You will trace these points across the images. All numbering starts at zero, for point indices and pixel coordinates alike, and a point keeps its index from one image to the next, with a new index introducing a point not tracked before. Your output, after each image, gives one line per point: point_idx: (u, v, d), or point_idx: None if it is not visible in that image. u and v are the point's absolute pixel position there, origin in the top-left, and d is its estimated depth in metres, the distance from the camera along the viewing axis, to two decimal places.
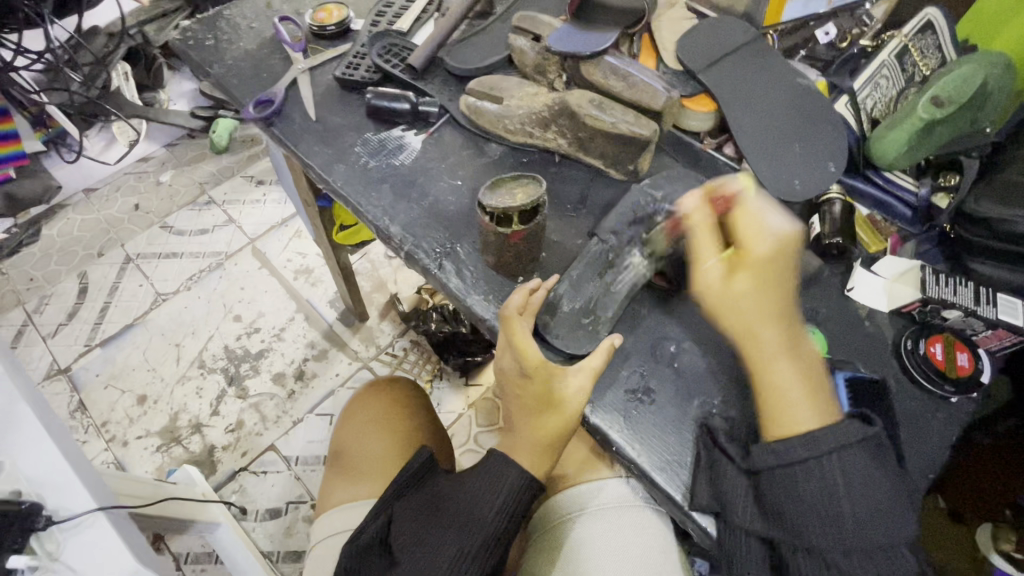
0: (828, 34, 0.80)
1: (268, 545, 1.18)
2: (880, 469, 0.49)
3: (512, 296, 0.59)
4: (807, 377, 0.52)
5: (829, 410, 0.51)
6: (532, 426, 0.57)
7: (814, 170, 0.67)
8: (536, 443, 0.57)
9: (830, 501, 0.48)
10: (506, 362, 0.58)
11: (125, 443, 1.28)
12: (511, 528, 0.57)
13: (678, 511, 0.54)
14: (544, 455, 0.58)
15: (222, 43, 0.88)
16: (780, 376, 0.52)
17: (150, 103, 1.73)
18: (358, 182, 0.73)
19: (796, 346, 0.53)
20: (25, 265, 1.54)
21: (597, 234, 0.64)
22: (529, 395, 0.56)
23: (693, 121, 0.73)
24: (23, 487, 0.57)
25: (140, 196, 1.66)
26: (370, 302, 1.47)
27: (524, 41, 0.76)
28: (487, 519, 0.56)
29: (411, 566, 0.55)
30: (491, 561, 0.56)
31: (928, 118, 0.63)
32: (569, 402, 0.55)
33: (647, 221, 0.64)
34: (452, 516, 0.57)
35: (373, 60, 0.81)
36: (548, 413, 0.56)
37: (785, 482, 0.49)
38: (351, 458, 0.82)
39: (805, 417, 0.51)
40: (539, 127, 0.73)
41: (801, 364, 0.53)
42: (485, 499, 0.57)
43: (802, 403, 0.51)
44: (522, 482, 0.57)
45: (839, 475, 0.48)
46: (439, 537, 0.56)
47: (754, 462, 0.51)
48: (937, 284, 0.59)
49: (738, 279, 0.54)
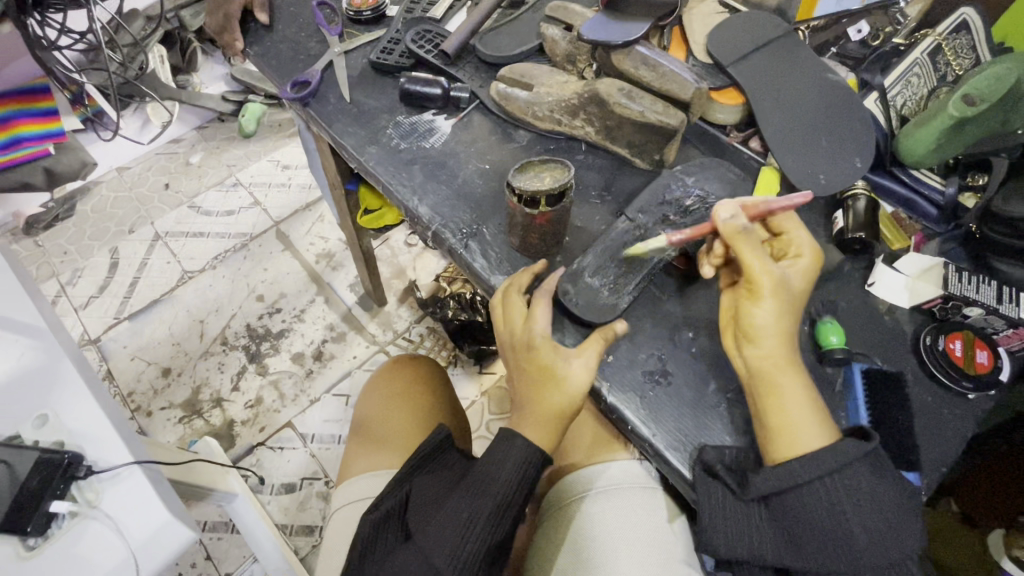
0: (859, 31, 0.80)
1: (282, 517, 1.22)
2: (884, 485, 0.49)
3: (500, 287, 0.64)
4: (813, 400, 0.52)
5: (830, 429, 0.51)
6: (538, 399, 0.58)
7: (841, 165, 0.68)
8: (541, 415, 0.58)
9: (841, 528, 0.48)
10: (511, 340, 0.60)
11: (150, 413, 1.33)
12: (520, 498, 0.58)
13: (691, 491, 0.55)
14: (551, 425, 0.58)
15: (262, 28, 0.90)
16: (787, 393, 0.52)
17: (183, 86, 1.78)
18: (389, 163, 0.76)
19: (797, 359, 0.53)
20: (61, 238, 1.60)
21: (625, 215, 0.66)
22: (531, 369, 0.58)
23: (721, 113, 0.74)
24: (65, 439, 0.60)
25: (171, 176, 1.72)
26: (389, 288, 1.49)
27: (556, 30, 0.78)
28: (495, 488, 0.57)
29: (421, 535, 0.57)
30: (500, 530, 0.57)
31: (959, 117, 0.62)
32: (575, 374, 0.57)
33: (677, 203, 0.67)
34: (462, 487, 0.59)
35: (407, 45, 0.83)
36: (553, 386, 0.57)
37: (790, 508, 0.49)
38: (370, 429, 0.85)
39: (811, 438, 0.50)
40: (567, 114, 0.74)
41: (807, 379, 0.53)
42: (492, 470, 0.58)
43: (807, 423, 0.51)
44: (530, 452, 0.58)
45: (841, 495, 0.48)
46: (448, 508, 0.57)
47: (754, 490, 0.51)
48: (959, 280, 0.60)
49: (795, 275, 0.55)
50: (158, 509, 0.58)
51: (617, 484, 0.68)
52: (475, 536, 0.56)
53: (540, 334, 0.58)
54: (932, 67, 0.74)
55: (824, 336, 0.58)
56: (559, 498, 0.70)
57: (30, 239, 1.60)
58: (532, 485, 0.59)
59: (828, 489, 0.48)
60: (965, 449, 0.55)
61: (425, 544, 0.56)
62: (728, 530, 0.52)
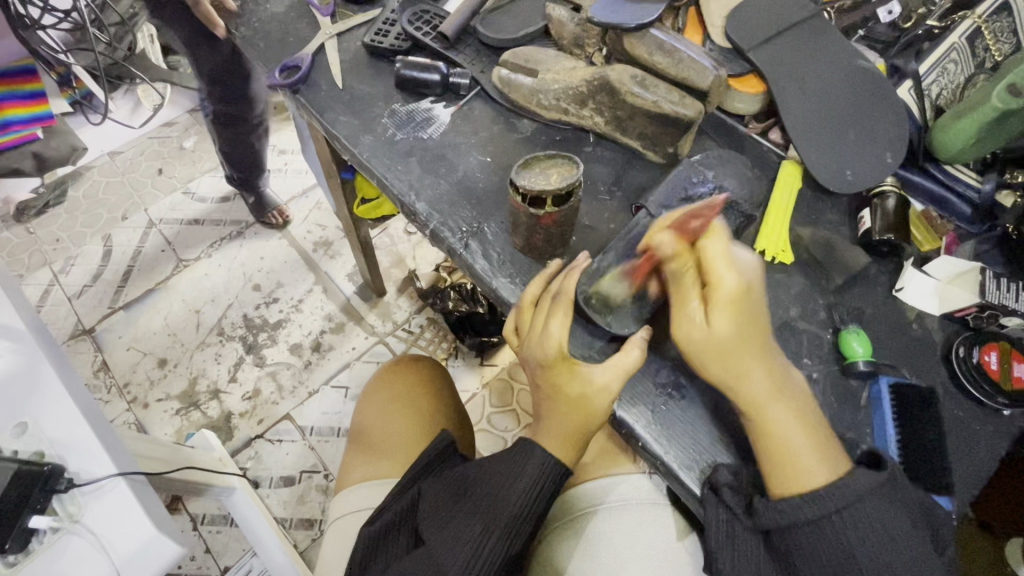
0: (890, 12, 0.74)
1: (282, 511, 1.20)
2: (901, 519, 0.45)
3: (534, 283, 0.59)
4: (809, 429, 0.48)
5: (839, 460, 0.48)
6: (561, 415, 0.55)
7: (868, 160, 0.63)
8: (560, 432, 0.55)
9: (853, 563, 0.45)
10: (530, 351, 0.56)
11: (146, 405, 1.30)
12: (537, 511, 0.55)
13: (697, 505, 0.52)
14: (572, 443, 0.56)
15: (249, 6, 0.84)
16: (780, 425, 0.48)
17: (173, 67, 1.72)
18: (384, 154, 0.71)
19: (788, 380, 0.50)
20: (52, 225, 1.55)
21: (646, 206, 0.61)
22: (556, 383, 0.54)
23: (738, 104, 0.69)
24: (45, 449, 0.56)
25: (164, 161, 1.66)
26: (388, 277, 1.45)
27: (563, 11, 0.73)
28: (511, 499, 0.55)
29: (433, 540, 0.55)
30: (515, 543, 0.54)
31: (1004, 109, 0.57)
32: (602, 393, 0.53)
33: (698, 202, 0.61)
34: (476, 496, 0.57)
35: (403, 27, 0.77)
36: (575, 404, 0.54)
37: (798, 540, 0.46)
38: (371, 435, 0.82)
39: (813, 474, 0.47)
40: (575, 103, 0.69)
41: (805, 401, 0.50)
42: (509, 480, 0.56)
43: (808, 456, 0.47)
44: (547, 468, 0.55)
45: (853, 532, 0.45)
46: (462, 516, 0.55)
47: (759, 520, 0.48)
48: (998, 288, 0.56)
49: (716, 318, 0.48)
50: (143, 525, 0.54)
51: (626, 501, 0.66)
52: (489, 547, 0.53)
53: (559, 349, 0.54)
54: (970, 53, 0.68)
55: (848, 346, 0.56)
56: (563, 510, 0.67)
57: (21, 226, 1.55)
58: (548, 500, 0.56)
59: (840, 525, 0.45)
60: (997, 466, 0.52)
61: (436, 552, 0.54)
62: (736, 559, 0.49)
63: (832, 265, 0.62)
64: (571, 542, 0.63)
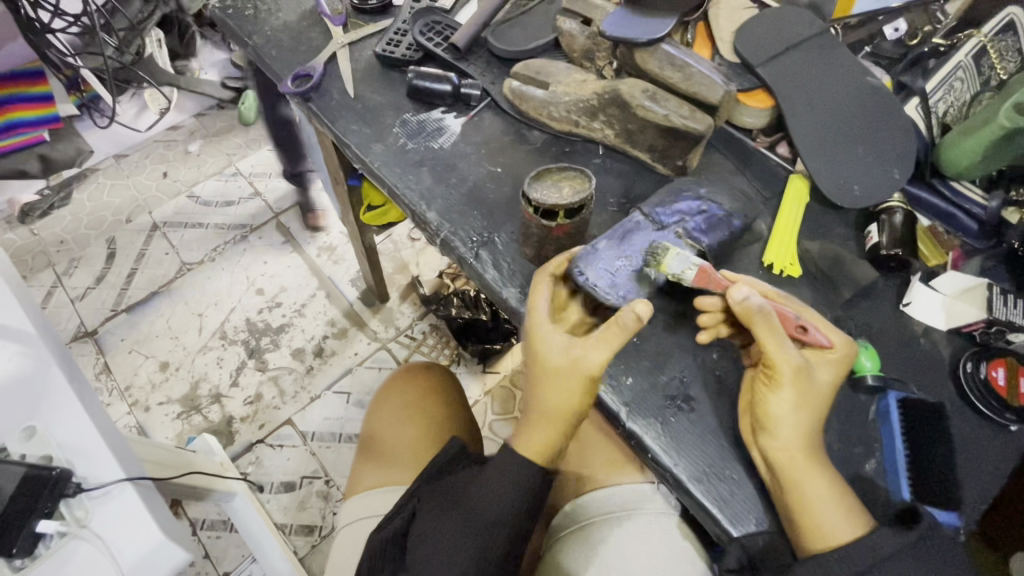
0: (897, 30, 0.76)
1: (282, 517, 1.19)
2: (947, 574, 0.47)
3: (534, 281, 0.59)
4: (835, 488, 0.50)
5: (863, 517, 0.49)
6: (554, 389, 0.54)
7: (877, 175, 0.64)
8: (556, 405, 0.55)
9: None
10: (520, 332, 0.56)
11: (148, 408, 1.30)
12: (530, 511, 0.57)
13: (723, 537, 0.52)
14: (568, 417, 0.55)
15: (262, 14, 0.85)
16: (809, 482, 0.49)
17: (180, 72, 1.74)
18: (395, 164, 0.72)
19: (816, 456, 0.50)
20: (56, 227, 1.55)
21: (639, 206, 0.62)
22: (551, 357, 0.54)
23: (747, 117, 0.70)
24: (54, 453, 0.55)
25: (169, 164, 1.67)
26: (391, 283, 1.46)
27: (573, 24, 0.74)
28: (505, 505, 0.56)
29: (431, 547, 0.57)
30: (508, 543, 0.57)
31: (1011, 126, 0.58)
32: (590, 363, 0.53)
33: (709, 214, 0.62)
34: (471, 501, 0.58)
35: (415, 38, 0.78)
36: (566, 376, 0.54)
37: None
38: (382, 441, 0.82)
39: (843, 529, 0.49)
40: (585, 116, 0.70)
41: (827, 468, 0.50)
42: (504, 486, 0.57)
43: (834, 515, 0.49)
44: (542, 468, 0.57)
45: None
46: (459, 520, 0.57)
47: None
48: (1005, 305, 0.57)
49: (820, 369, 0.51)
50: (151, 530, 0.53)
51: (631, 509, 0.66)
52: (483, 549, 0.56)
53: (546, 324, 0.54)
54: (976, 70, 0.70)
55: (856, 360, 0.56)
56: (568, 522, 0.68)
57: (24, 228, 1.55)
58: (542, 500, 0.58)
59: None
60: (1006, 481, 0.53)
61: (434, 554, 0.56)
62: None
63: (840, 280, 0.63)
64: (571, 552, 0.64)
